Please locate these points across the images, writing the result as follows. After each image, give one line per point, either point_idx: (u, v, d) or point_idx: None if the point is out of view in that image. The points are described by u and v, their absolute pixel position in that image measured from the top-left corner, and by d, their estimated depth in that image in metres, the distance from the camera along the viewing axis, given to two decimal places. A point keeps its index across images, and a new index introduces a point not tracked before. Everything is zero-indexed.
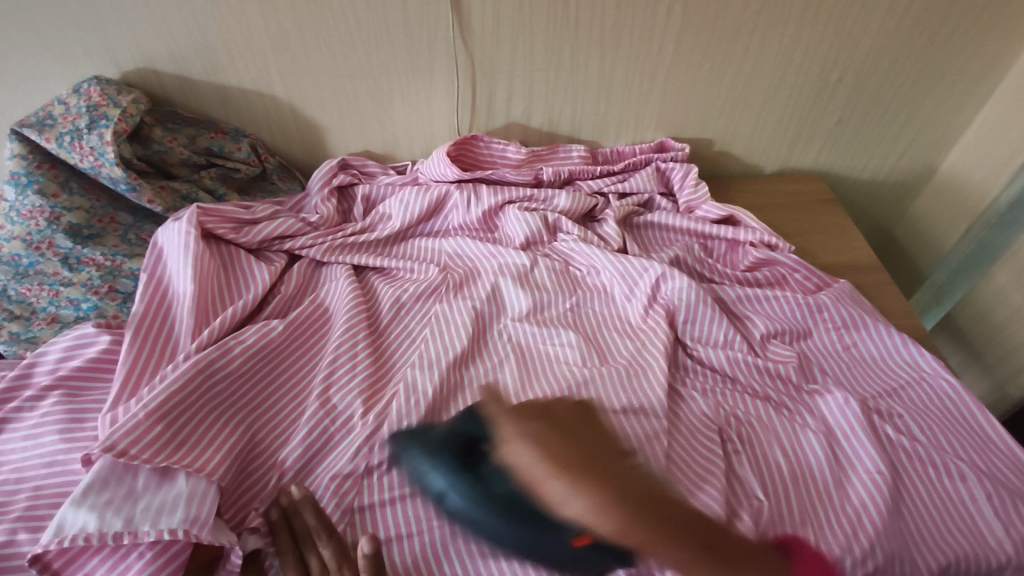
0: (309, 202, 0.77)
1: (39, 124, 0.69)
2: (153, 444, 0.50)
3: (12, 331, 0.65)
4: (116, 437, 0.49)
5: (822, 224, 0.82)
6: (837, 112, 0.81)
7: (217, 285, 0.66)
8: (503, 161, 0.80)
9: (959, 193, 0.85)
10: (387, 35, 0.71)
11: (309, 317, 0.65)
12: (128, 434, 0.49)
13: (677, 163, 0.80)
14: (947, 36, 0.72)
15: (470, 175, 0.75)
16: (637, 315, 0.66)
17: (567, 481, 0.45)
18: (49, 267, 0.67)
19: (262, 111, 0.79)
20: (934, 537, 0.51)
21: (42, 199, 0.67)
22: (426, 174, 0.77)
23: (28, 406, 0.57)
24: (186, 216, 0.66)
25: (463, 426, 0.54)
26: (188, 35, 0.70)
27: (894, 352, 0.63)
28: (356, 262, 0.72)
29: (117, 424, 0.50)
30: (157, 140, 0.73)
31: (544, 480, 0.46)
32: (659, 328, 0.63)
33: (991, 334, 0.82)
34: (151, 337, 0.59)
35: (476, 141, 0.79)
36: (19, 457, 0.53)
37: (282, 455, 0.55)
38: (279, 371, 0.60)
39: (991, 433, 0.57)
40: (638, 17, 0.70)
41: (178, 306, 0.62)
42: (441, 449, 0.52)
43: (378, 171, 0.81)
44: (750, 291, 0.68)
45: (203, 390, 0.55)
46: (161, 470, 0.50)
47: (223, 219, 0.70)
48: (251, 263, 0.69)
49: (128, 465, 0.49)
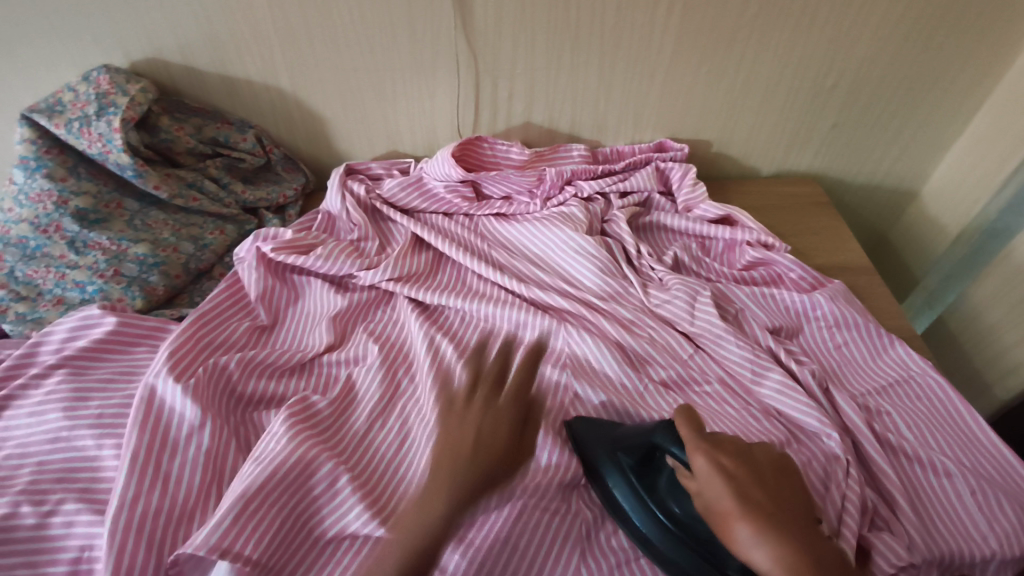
0: (325, 211, 0.78)
1: (49, 109, 0.70)
2: (197, 444, 0.54)
3: (19, 311, 0.66)
4: (151, 430, 0.53)
5: (816, 225, 0.83)
6: (833, 116, 0.83)
7: (282, 309, 0.70)
8: (506, 162, 0.81)
9: (952, 196, 0.86)
10: (392, 31, 0.73)
11: (344, 317, 0.69)
12: (158, 421, 0.54)
13: (676, 162, 0.82)
14: (940, 43, 0.74)
15: (474, 176, 0.77)
16: (680, 312, 0.65)
17: (752, 527, 0.39)
18: (55, 250, 0.68)
19: (268, 103, 0.80)
20: (932, 527, 0.52)
21: (51, 183, 0.68)
22: (430, 174, 0.79)
23: (34, 384, 0.58)
24: (247, 248, 0.71)
25: (660, 433, 0.49)
26: (194, 24, 0.71)
27: (882, 353, 0.64)
28: (377, 260, 0.72)
29: (162, 408, 0.55)
30: (165, 129, 0.75)
31: (728, 518, 0.40)
32: (700, 324, 0.63)
33: (976, 340, 0.81)
34: (205, 341, 0.62)
35: (481, 142, 0.80)
36: (25, 433, 0.55)
37: (314, 469, 0.53)
38: (312, 375, 0.64)
39: (989, 443, 0.56)
40: (638, 17, 0.71)
41: (257, 332, 0.67)
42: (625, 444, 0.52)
43: (383, 173, 0.83)
44: (743, 291, 0.69)
45: (237, 402, 0.59)
46: (206, 472, 0.53)
47: (290, 247, 0.71)
48: (304, 282, 0.72)
49: (158, 450, 0.53)
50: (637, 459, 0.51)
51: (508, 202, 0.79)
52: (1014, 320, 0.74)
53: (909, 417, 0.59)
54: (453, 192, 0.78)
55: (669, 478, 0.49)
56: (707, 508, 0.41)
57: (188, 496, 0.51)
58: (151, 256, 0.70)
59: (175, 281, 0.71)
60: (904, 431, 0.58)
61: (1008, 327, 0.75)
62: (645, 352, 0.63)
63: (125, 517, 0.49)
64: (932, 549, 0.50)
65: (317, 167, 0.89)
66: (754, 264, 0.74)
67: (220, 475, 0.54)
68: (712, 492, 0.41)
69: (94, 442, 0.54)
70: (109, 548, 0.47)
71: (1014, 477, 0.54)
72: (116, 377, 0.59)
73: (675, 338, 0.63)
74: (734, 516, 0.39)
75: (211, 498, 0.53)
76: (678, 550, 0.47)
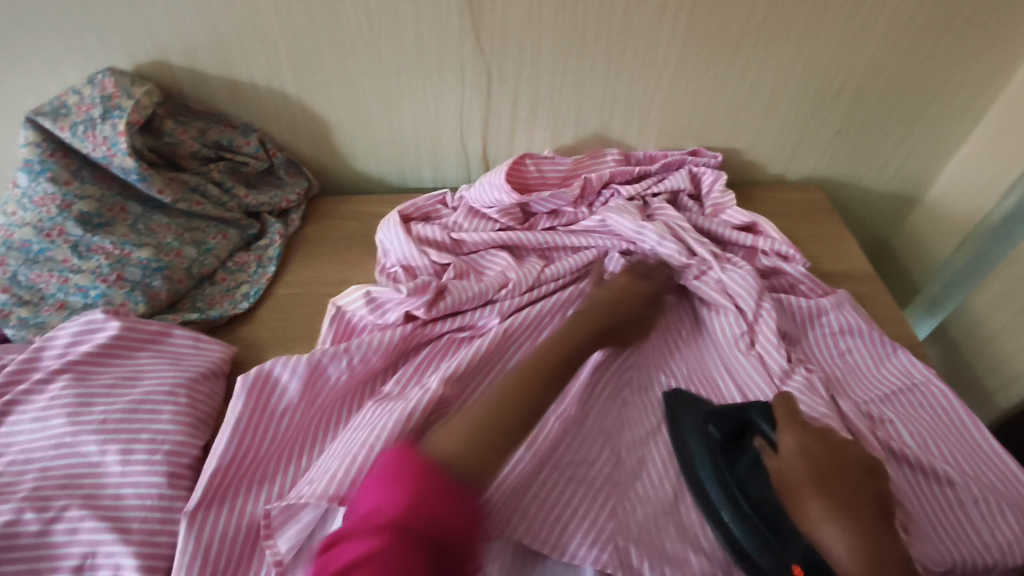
0: (401, 261, 0.73)
1: (54, 113, 0.70)
2: (292, 417, 0.56)
3: (22, 316, 0.66)
4: (256, 397, 0.56)
5: (819, 232, 0.83)
6: (837, 123, 0.83)
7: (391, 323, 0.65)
8: (547, 180, 0.81)
9: (955, 203, 0.87)
10: (399, 36, 0.73)
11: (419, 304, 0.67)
12: (264, 393, 0.56)
13: (710, 168, 0.82)
14: (944, 52, 0.74)
15: (526, 199, 0.76)
16: (743, 290, 0.65)
17: (825, 503, 0.43)
18: (59, 254, 0.67)
19: (273, 107, 0.80)
20: (936, 534, 0.52)
21: (54, 186, 0.68)
22: (476, 201, 0.78)
23: (38, 389, 0.58)
24: (353, 292, 0.67)
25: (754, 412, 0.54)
26: (200, 28, 0.71)
27: (886, 360, 0.64)
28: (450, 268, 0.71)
29: (270, 383, 0.57)
30: (168, 132, 0.75)
31: (805, 493, 0.44)
32: (764, 315, 0.64)
33: (977, 349, 0.81)
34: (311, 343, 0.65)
35: (523, 162, 0.79)
36: (28, 438, 0.55)
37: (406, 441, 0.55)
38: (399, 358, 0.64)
39: (990, 452, 0.57)
40: (645, 23, 0.71)
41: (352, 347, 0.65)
42: (717, 422, 0.54)
43: (430, 208, 0.80)
44: (788, 300, 0.68)
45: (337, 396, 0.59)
46: (288, 439, 0.56)
47: (425, 294, 0.65)
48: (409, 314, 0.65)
49: (257, 421, 0.55)
50: (726, 437, 0.53)
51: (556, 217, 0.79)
52: (1015, 329, 0.74)
53: (913, 426, 0.59)
54: (504, 215, 0.77)
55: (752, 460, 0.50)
56: (783, 482, 0.46)
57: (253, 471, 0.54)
58: (155, 261, 0.70)
59: (178, 286, 0.71)
60: (906, 438, 0.58)
61: (1010, 335, 0.75)
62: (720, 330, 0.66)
63: (217, 480, 0.51)
64: (938, 557, 0.50)
65: (319, 170, 0.89)
66: (769, 272, 0.74)
67: (310, 439, 0.57)
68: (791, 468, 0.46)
69: (98, 448, 0.53)
70: (188, 517, 0.49)
71: (1015, 484, 0.54)
72: (119, 382, 0.58)
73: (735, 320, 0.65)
74: (811, 491, 0.44)
75: (296, 464, 0.55)
76: (744, 528, 0.47)
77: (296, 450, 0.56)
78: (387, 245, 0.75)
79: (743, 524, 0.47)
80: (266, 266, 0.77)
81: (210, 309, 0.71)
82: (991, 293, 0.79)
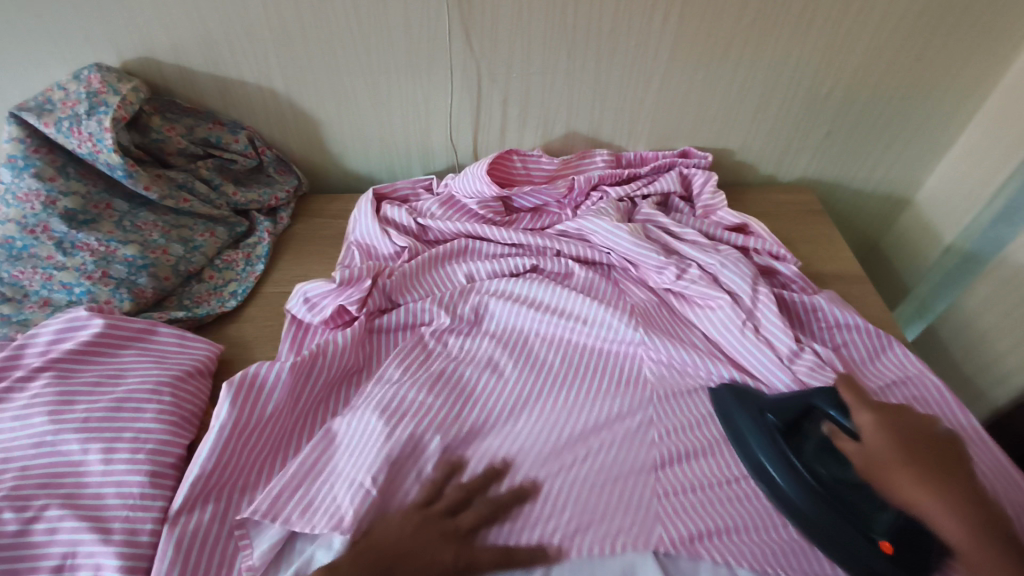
0: (362, 240, 0.76)
1: (38, 108, 0.69)
2: (276, 421, 0.56)
3: (4, 312, 0.65)
4: (242, 405, 0.55)
5: (808, 232, 0.83)
6: (826, 125, 0.83)
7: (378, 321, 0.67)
8: (536, 177, 0.81)
9: (943, 205, 0.87)
10: (388, 35, 0.72)
11: (401, 282, 0.69)
12: (249, 399, 0.55)
13: (700, 169, 0.82)
14: (932, 54, 0.74)
15: (502, 194, 0.76)
16: (744, 283, 0.64)
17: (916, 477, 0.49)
18: (43, 251, 0.67)
19: (261, 105, 0.80)
20: None
21: (39, 183, 0.67)
22: (459, 191, 0.78)
23: (18, 387, 0.57)
24: (298, 295, 0.66)
25: (818, 400, 0.55)
26: (189, 26, 0.71)
27: (882, 353, 0.64)
28: (434, 269, 0.71)
29: (258, 387, 0.56)
30: (156, 129, 0.74)
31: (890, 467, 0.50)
32: (761, 298, 0.63)
33: (966, 348, 0.81)
34: (298, 338, 0.66)
35: (512, 158, 0.80)
36: (8, 437, 0.54)
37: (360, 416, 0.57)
38: (373, 352, 0.66)
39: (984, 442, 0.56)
40: (635, 24, 0.71)
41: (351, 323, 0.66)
42: (754, 400, 0.58)
43: (410, 193, 0.82)
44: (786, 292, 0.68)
45: (315, 390, 0.60)
46: (271, 444, 0.56)
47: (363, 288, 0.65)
48: (399, 314, 0.67)
49: (246, 426, 0.54)
50: (786, 424, 0.55)
51: (540, 214, 0.79)
52: (1004, 329, 0.74)
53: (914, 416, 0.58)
54: (483, 207, 0.77)
55: (819, 444, 0.53)
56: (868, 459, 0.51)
57: (241, 476, 0.54)
58: (140, 258, 0.69)
59: (164, 284, 0.71)
60: None
61: (999, 334, 0.75)
62: (714, 325, 0.64)
63: (199, 486, 0.51)
64: None
65: (309, 168, 0.89)
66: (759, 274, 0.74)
67: (292, 442, 0.58)
68: (877, 448, 0.51)
69: (79, 447, 0.53)
70: (171, 520, 0.49)
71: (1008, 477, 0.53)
72: (103, 380, 0.58)
73: (728, 310, 0.63)
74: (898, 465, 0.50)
75: (275, 468, 0.56)
76: (809, 502, 0.50)
77: (278, 450, 0.57)
78: (356, 221, 0.77)
79: (812, 499, 0.50)
80: (255, 263, 0.77)
81: (197, 307, 0.71)
82: (978, 293, 0.79)
